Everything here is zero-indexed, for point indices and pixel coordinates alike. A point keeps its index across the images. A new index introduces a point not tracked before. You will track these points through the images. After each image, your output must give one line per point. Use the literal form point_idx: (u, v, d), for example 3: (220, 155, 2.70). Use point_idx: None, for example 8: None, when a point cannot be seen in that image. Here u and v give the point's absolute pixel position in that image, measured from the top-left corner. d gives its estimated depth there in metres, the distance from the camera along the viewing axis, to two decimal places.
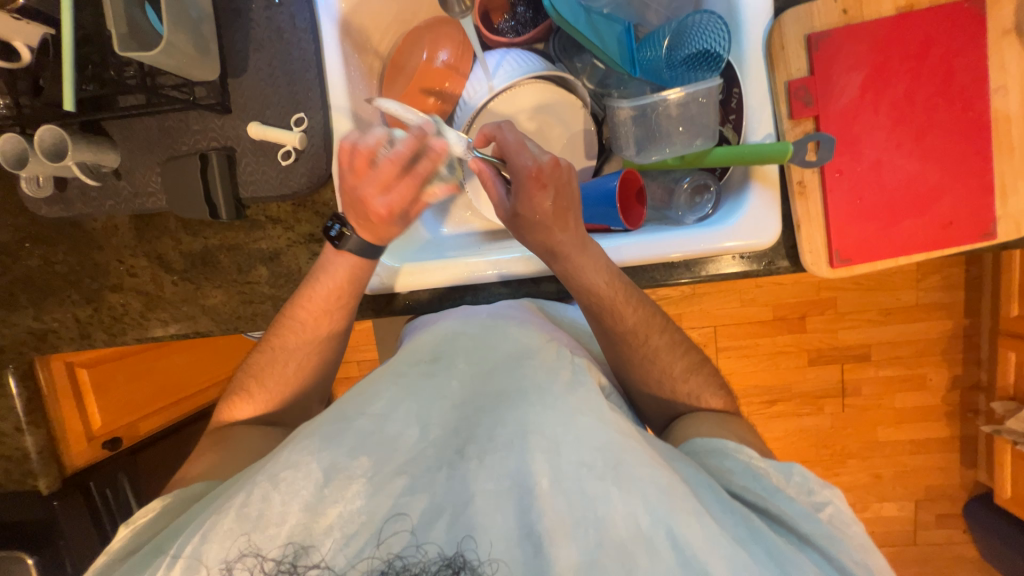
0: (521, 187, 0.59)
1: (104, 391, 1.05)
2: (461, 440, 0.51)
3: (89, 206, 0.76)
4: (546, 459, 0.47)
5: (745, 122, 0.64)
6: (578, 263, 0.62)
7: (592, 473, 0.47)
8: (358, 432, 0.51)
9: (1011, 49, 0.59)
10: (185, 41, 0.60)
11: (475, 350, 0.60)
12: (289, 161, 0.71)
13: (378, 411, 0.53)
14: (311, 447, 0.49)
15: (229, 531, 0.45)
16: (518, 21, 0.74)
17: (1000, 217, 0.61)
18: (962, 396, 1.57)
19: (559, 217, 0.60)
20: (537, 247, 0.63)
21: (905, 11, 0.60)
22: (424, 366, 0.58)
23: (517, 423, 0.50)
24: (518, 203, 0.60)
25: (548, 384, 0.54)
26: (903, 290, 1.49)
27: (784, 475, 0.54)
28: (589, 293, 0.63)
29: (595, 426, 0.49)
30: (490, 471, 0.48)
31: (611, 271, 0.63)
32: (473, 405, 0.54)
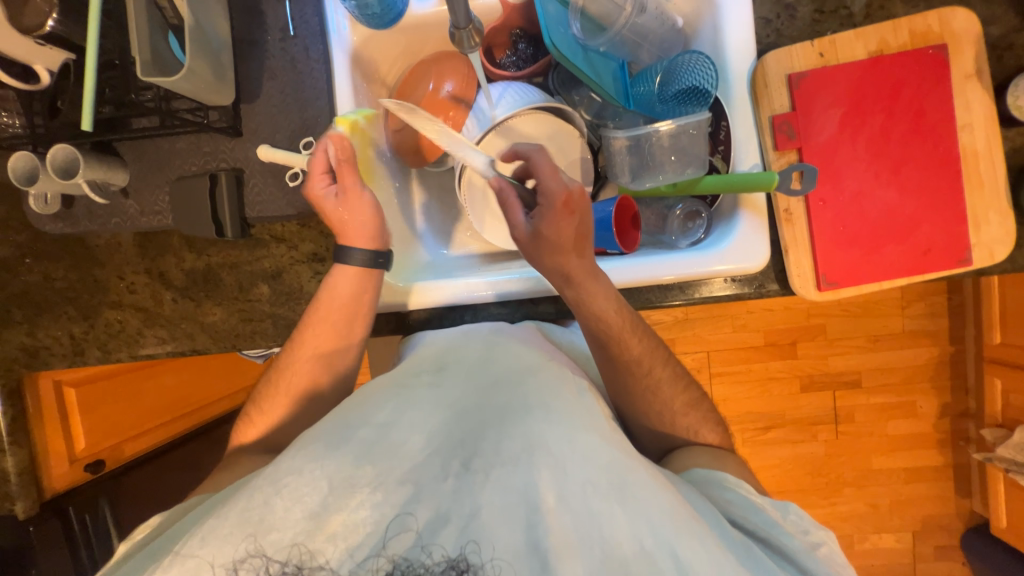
0: (554, 210, 0.60)
1: (92, 411, 1.03)
2: (466, 453, 0.51)
3: (94, 223, 0.77)
4: (552, 475, 0.48)
5: (734, 153, 0.68)
6: (588, 287, 0.63)
7: (598, 492, 0.47)
8: (362, 440, 0.51)
9: (974, 91, 0.64)
10: (205, 68, 0.63)
11: (477, 364, 0.61)
12: (297, 182, 0.73)
13: (382, 419, 0.53)
14: (315, 453, 0.49)
15: (228, 535, 0.44)
16: (520, 57, 0.78)
17: (974, 245, 0.64)
18: (952, 424, 1.58)
19: (581, 241, 0.62)
20: (552, 271, 0.63)
21: (876, 55, 0.65)
22: (428, 377, 0.60)
23: (524, 437, 0.50)
24: (543, 226, 0.61)
25: (551, 400, 0.54)
26: (889, 317, 1.53)
27: (781, 511, 0.55)
28: (599, 318, 0.64)
29: (599, 444, 0.50)
30: (497, 484, 0.48)
31: (614, 296, 0.64)
32: (479, 418, 0.54)
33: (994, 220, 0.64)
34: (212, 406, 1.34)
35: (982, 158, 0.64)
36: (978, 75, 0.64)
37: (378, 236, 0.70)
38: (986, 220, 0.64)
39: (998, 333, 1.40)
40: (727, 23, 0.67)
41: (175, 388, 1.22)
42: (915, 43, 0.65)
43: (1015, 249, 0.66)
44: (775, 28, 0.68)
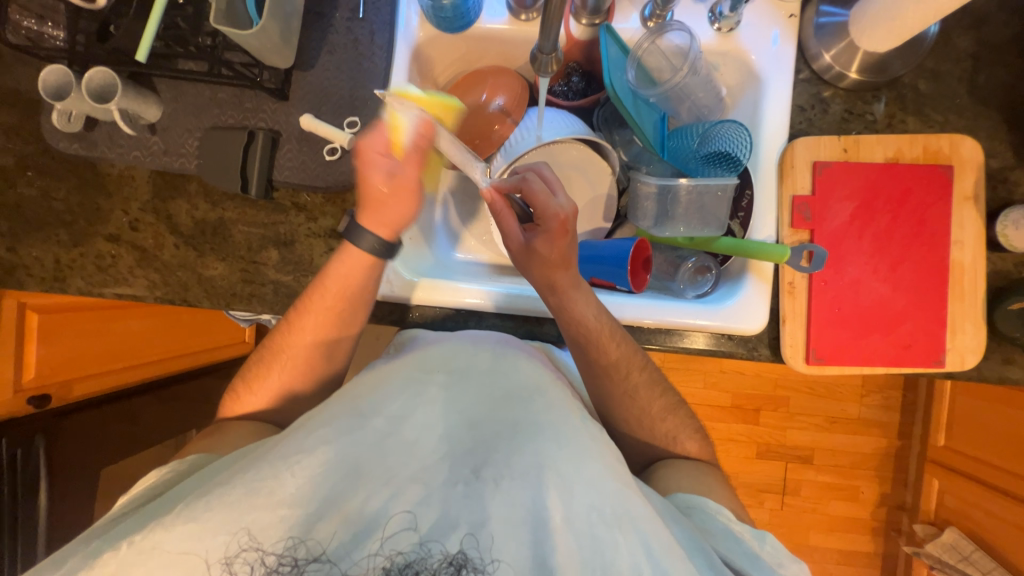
0: (547, 231, 0.62)
1: (51, 341, 0.99)
2: (476, 461, 0.52)
3: (113, 151, 0.75)
4: (561, 495, 0.49)
5: (752, 222, 0.73)
6: (572, 302, 0.65)
7: (602, 519, 0.48)
8: (375, 431, 0.54)
9: (969, 213, 0.70)
10: (275, 29, 0.65)
11: (487, 377, 0.61)
12: (333, 156, 0.74)
13: (395, 412, 0.56)
14: (328, 436, 0.52)
15: (236, 504, 0.47)
16: (571, 88, 0.81)
17: (948, 349, 0.70)
18: (887, 514, 1.65)
19: (567, 260, 0.64)
20: (539, 280, 0.66)
21: (892, 161, 0.71)
22: (440, 379, 0.61)
23: (534, 456, 0.51)
24: (537, 241, 0.63)
25: (561, 422, 0.56)
26: (848, 402, 1.62)
27: (757, 541, 0.55)
28: (577, 323, 0.66)
29: (605, 473, 0.51)
30: (506, 496, 0.49)
31: (618, 332, 0.67)
32: (487, 427, 0.56)
33: (969, 330, 0.70)
34: (180, 359, 1.27)
35: (967, 272, 0.70)
36: (975, 199, 0.70)
37: (397, 226, 0.67)
38: (962, 328, 0.70)
39: (943, 435, 1.48)
40: (767, 104, 0.73)
41: (142, 335, 1.16)
42: (926, 159, 0.71)
43: (982, 361, 0.71)
44: (808, 117, 0.74)
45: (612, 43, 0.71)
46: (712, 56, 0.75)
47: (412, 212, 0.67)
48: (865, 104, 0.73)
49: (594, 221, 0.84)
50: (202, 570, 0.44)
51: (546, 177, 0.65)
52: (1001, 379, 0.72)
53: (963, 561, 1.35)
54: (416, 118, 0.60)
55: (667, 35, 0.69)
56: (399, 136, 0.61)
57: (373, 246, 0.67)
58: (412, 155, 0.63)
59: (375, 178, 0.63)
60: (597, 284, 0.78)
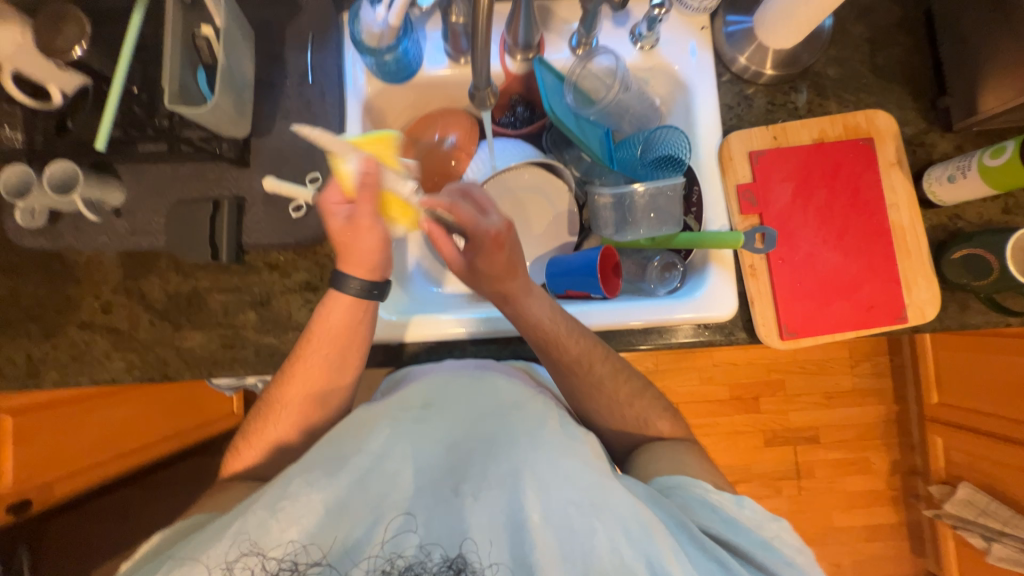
0: (483, 248, 0.64)
1: (30, 442, 0.96)
2: (456, 479, 0.54)
3: (80, 240, 0.76)
4: (538, 495, 0.50)
5: (705, 214, 0.78)
6: (527, 308, 0.67)
7: (579, 510, 0.50)
8: (357, 468, 0.53)
9: (897, 178, 0.76)
10: (228, 102, 0.68)
11: (464, 400, 0.61)
12: (300, 214, 0.76)
13: (376, 448, 0.54)
14: (311, 480, 0.51)
15: (220, 553, 0.47)
16: (518, 118, 0.87)
17: (908, 305, 0.74)
18: (902, 481, 1.66)
19: (512, 268, 0.66)
20: (491, 293, 0.68)
21: (819, 142, 0.77)
22: (414, 412, 0.59)
23: (510, 465, 0.53)
24: (478, 260, 0.65)
25: (537, 430, 0.56)
26: (840, 375, 1.65)
27: (734, 503, 0.56)
28: (537, 328, 0.67)
29: (582, 467, 0.52)
30: (484, 506, 0.51)
31: (578, 330, 0.68)
32: (465, 447, 0.57)
33: (923, 283, 0.74)
34: (164, 444, 1.25)
35: (908, 232, 0.75)
36: (899, 164, 0.76)
37: (379, 268, 0.68)
38: (915, 283, 0.74)
39: (935, 393, 1.52)
40: (698, 107, 0.79)
41: (125, 423, 1.14)
42: (848, 135, 0.77)
43: (941, 310, 0.75)
44: (737, 113, 0.80)
45: (547, 72, 0.77)
46: (640, 71, 0.82)
47: (380, 244, 0.66)
48: (785, 94, 0.80)
49: (559, 237, 0.87)
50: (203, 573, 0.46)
51: (478, 199, 0.66)
52: (963, 325, 0.75)
53: (982, 515, 1.34)
54: (358, 164, 0.59)
55: (595, 59, 0.75)
56: (347, 180, 0.62)
57: (361, 290, 0.67)
58: (363, 194, 0.61)
59: (337, 226, 0.64)
60: (572, 295, 0.80)
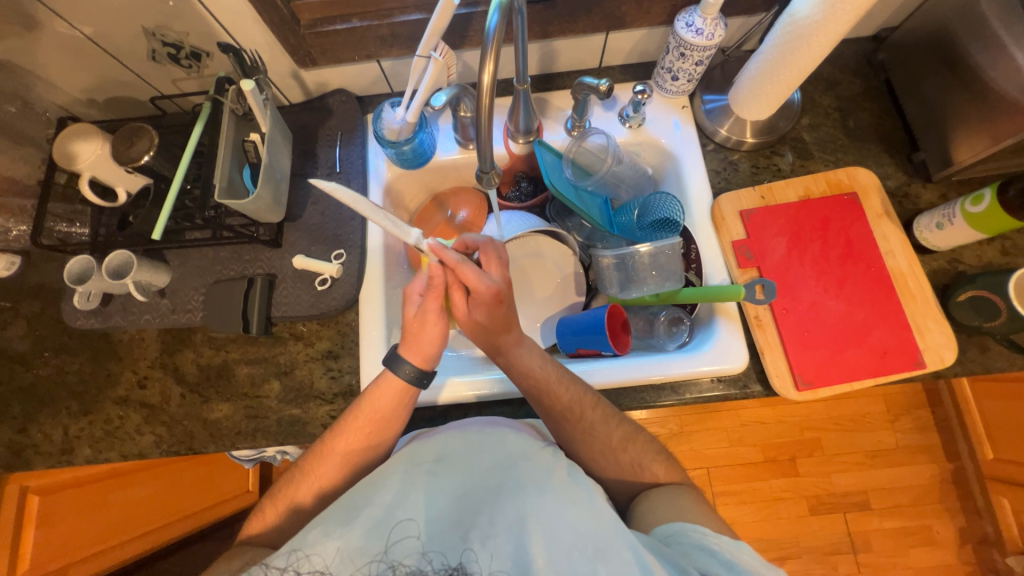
0: (484, 305, 0.65)
1: (49, 524, 0.97)
2: (464, 527, 0.54)
3: (126, 319, 0.83)
4: (542, 541, 0.52)
5: (705, 270, 0.82)
6: (517, 359, 0.69)
7: (582, 556, 0.51)
8: (368, 520, 0.54)
9: (888, 227, 0.79)
10: (267, 193, 0.78)
11: (473, 451, 0.60)
12: (324, 287, 0.82)
13: (387, 500, 0.56)
14: (326, 531, 0.53)
15: None
16: (523, 192, 0.95)
17: (924, 349, 0.73)
18: (976, 553, 1.48)
19: (507, 323, 0.68)
20: (484, 344, 0.71)
21: (805, 198, 0.82)
22: (428, 464, 0.59)
23: (517, 513, 0.54)
24: (476, 313, 0.67)
25: (544, 479, 0.57)
26: (881, 432, 1.55)
27: (734, 546, 0.54)
28: (527, 376, 0.69)
29: (586, 513, 0.54)
30: (492, 553, 0.52)
31: (568, 378, 0.69)
32: (474, 496, 0.57)
33: (934, 328, 0.74)
34: (178, 524, 1.21)
35: (909, 277, 0.77)
36: (887, 215, 0.80)
37: (431, 357, 0.68)
38: (927, 328, 0.74)
39: (989, 447, 1.41)
40: (687, 174, 0.86)
41: (144, 503, 1.13)
42: (832, 190, 0.82)
43: (960, 354, 0.74)
44: (724, 177, 0.87)
45: (547, 152, 0.84)
46: (630, 146, 0.91)
47: (441, 336, 0.68)
48: (768, 158, 0.87)
49: (568, 298, 0.91)
50: None
51: (492, 256, 0.68)
52: (987, 368, 0.74)
53: None
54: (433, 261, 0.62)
55: (589, 138, 0.83)
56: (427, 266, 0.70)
57: (411, 375, 0.67)
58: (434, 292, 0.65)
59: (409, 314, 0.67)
60: (583, 354, 0.81)
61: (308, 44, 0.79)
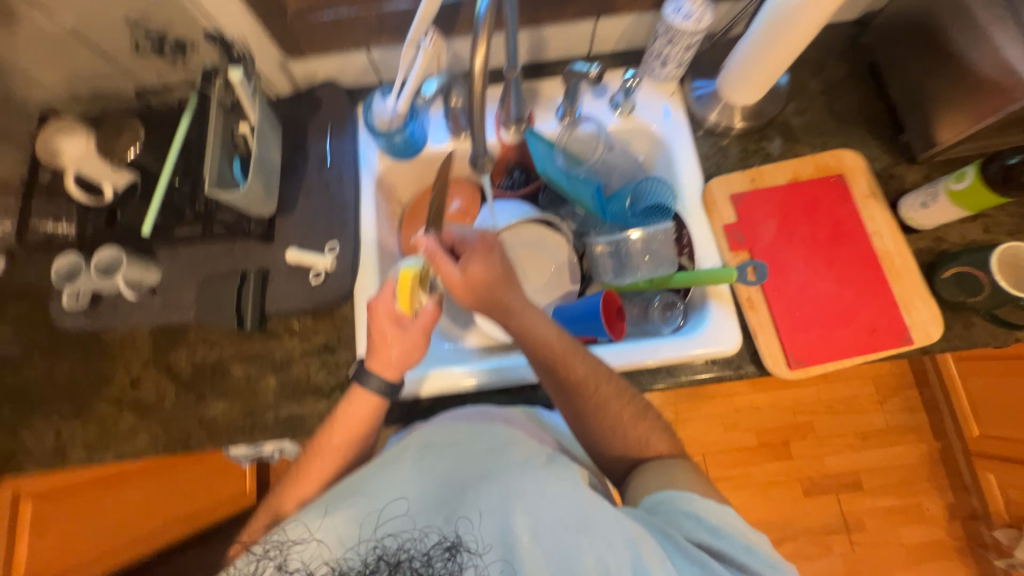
0: (474, 250, 0.69)
1: (44, 527, 0.95)
2: (450, 509, 0.55)
3: (117, 318, 0.81)
4: (527, 520, 0.52)
5: (698, 255, 0.82)
6: (530, 323, 0.67)
7: (567, 530, 0.51)
8: (354, 506, 0.55)
9: (874, 207, 0.81)
10: (258, 186, 0.77)
11: (458, 439, 0.61)
12: (319, 280, 0.82)
13: (373, 486, 0.56)
14: (315, 517, 0.54)
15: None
16: (515, 181, 0.96)
17: (910, 326, 0.75)
18: (964, 528, 1.52)
19: (506, 275, 0.69)
20: (491, 306, 0.68)
21: (793, 181, 0.83)
22: (413, 452, 0.60)
23: (501, 494, 0.54)
24: (472, 262, 0.67)
25: (528, 461, 0.56)
26: (870, 412, 1.58)
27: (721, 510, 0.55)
28: (541, 344, 0.66)
29: (571, 489, 0.53)
30: (478, 531, 0.53)
31: (580, 349, 0.68)
32: (460, 478, 0.57)
33: (920, 305, 0.76)
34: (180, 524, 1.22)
35: (895, 256, 0.78)
36: (873, 195, 0.81)
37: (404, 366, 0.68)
38: (914, 305, 0.76)
39: (975, 425, 1.44)
40: (678, 160, 0.87)
41: (139, 506, 1.12)
42: (820, 173, 0.83)
43: (946, 330, 0.76)
44: (714, 162, 0.88)
45: (540, 140, 0.84)
46: (622, 134, 0.91)
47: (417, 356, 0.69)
48: (756, 143, 0.88)
49: (561, 287, 0.91)
50: None
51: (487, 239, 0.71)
52: (971, 343, 0.76)
53: None
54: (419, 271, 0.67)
55: (580, 126, 0.86)
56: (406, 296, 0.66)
57: (379, 388, 0.67)
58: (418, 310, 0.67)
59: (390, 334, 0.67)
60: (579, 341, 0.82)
61: (295, 33, 0.79)
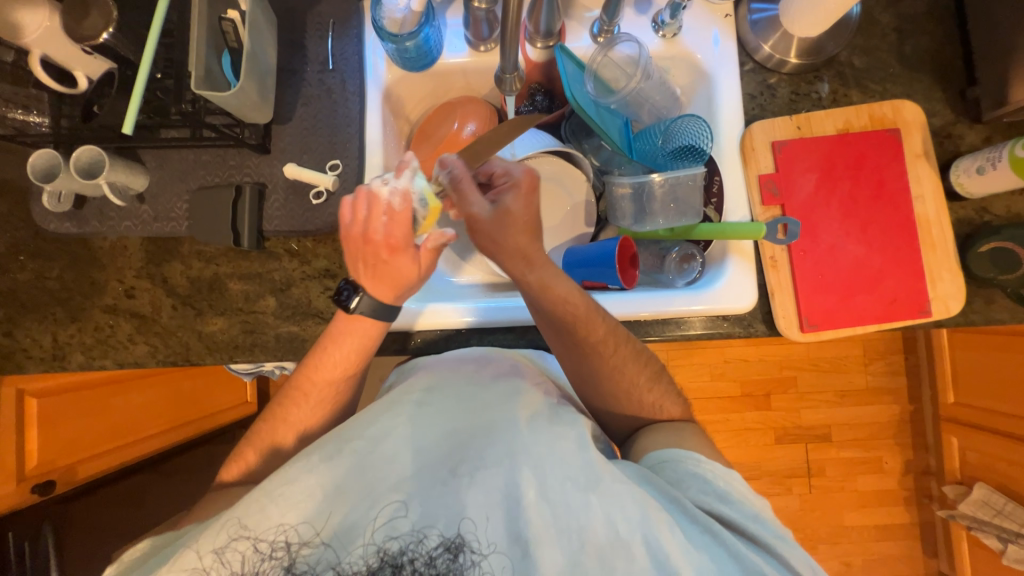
0: (515, 186, 0.60)
1: (51, 425, 0.99)
2: (454, 461, 0.53)
3: (105, 224, 0.77)
4: (534, 475, 0.51)
5: (726, 206, 0.77)
6: (552, 282, 0.62)
7: (575, 487, 0.51)
8: (354, 453, 0.53)
9: (923, 169, 0.75)
10: (252, 88, 0.69)
11: (464, 389, 0.61)
12: (319, 200, 0.76)
13: (373, 432, 0.55)
14: (311, 464, 0.52)
15: (221, 530, 0.49)
16: (537, 107, 0.84)
17: (932, 298, 0.73)
18: (916, 481, 1.64)
19: (534, 228, 0.61)
20: (510, 253, 0.61)
21: (843, 132, 0.76)
22: (417, 396, 0.60)
23: (507, 447, 0.53)
24: (506, 199, 0.60)
25: (534, 416, 0.57)
26: (854, 373, 1.63)
27: (730, 478, 0.57)
28: (563, 301, 0.62)
29: (578, 448, 0.54)
30: (482, 486, 0.50)
31: (599, 312, 0.65)
32: (463, 430, 0.56)
33: (947, 277, 0.73)
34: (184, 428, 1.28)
35: (933, 224, 0.74)
36: (925, 155, 0.75)
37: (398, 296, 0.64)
38: (941, 277, 0.73)
39: (951, 393, 1.49)
40: (720, 97, 0.78)
41: (146, 410, 1.16)
42: (873, 125, 0.76)
43: (966, 305, 0.74)
44: (759, 103, 0.79)
45: (569, 61, 0.76)
46: (662, 60, 0.81)
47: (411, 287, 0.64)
48: (809, 84, 0.79)
49: (576, 228, 0.87)
50: (195, 562, 0.48)
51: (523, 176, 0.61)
52: (988, 320, 0.74)
53: (998, 515, 1.33)
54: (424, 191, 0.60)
55: (617, 47, 0.73)
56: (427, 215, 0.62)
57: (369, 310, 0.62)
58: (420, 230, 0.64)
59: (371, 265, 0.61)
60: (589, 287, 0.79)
61: None
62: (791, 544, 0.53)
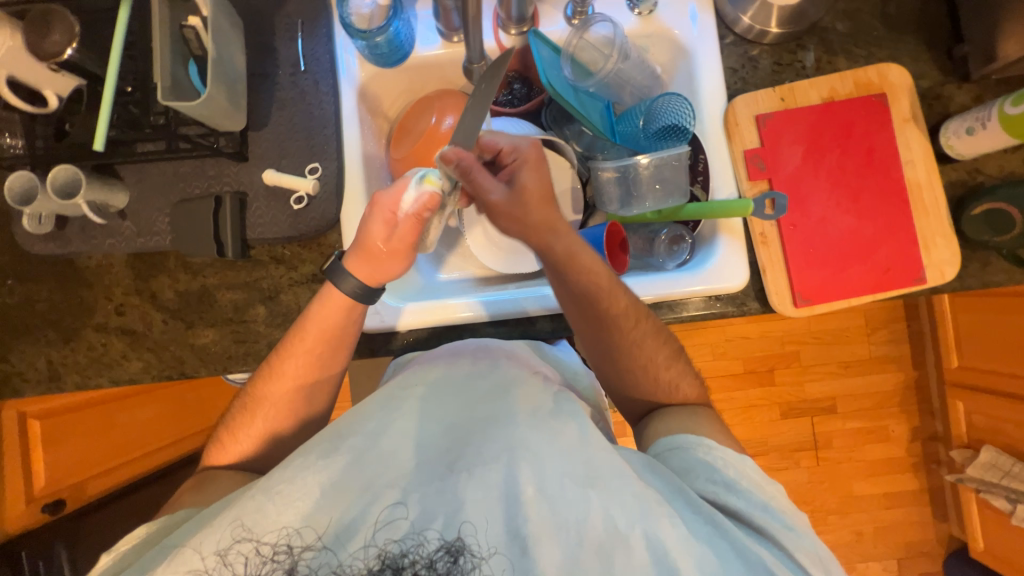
0: (526, 160, 0.66)
1: (57, 443, 1.04)
2: (451, 457, 0.52)
3: (88, 243, 0.76)
4: (532, 469, 0.50)
5: (712, 184, 0.76)
6: (578, 251, 0.65)
7: (574, 481, 0.50)
8: (352, 449, 0.52)
9: (912, 133, 0.73)
10: (222, 95, 0.67)
11: (464, 384, 0.61)
12: (301, 205, 0.75)
13: (371, 429, 0.54)
14: (310, 463, 0.51)
15: (221, 527, 0.48)
16: (515, 96, 0.88)
17: (927, 265, 0.72)
18: (923, 447, 1.64)
19: (549, 196, 0.66)
20: (538, 225, 0.65)
21: (828, 100, 0.75)
22: (417, 390, 0.59)
23: (506, 440, 0.52)
24: (523, 173, 0.65)
25: (534, 409, 0.56)
26: (856, 344, 1.62)
27: (738, 466, 0.56)
28: (588, 272, 0.65)
29: (578, 441, 0.53)
30: (479, 482, 0.49)
31: (619, 285, 0.67)
32: (462, 425, 0.56)
33: (941, 242, 0.71)
34: (190, 439, 1.30)
35: (925, 189, 0.72)
36: (914, 119, 0.73)
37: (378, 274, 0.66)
38: (935, 243, 0.72)
39: (955, 357, 1.48)
40: (700, 72, 0.76)
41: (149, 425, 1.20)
42: (859, 91, 0.74)
43: (961, 269, 0.73)
44: (741, 76, 0.78)
45: (543, 45, 0.73)
46: (639, 39, 0.79)
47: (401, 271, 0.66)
48: (792, 54, 0.77)
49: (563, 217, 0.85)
50: (197, 564, 0.46)
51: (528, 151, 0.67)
52: (984, 283, 0.73)
53: (1006, 477, 1.33)
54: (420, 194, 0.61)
55: (592, 28, 0.72)
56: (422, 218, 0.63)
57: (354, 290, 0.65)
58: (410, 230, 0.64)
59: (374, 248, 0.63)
60: None
61: None
62: (798, 533, 0.53)
